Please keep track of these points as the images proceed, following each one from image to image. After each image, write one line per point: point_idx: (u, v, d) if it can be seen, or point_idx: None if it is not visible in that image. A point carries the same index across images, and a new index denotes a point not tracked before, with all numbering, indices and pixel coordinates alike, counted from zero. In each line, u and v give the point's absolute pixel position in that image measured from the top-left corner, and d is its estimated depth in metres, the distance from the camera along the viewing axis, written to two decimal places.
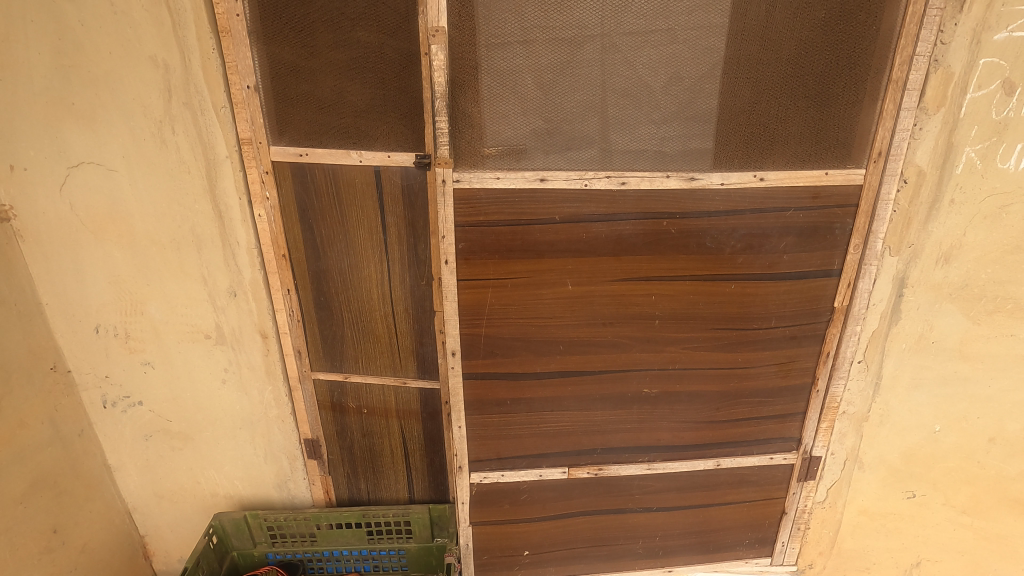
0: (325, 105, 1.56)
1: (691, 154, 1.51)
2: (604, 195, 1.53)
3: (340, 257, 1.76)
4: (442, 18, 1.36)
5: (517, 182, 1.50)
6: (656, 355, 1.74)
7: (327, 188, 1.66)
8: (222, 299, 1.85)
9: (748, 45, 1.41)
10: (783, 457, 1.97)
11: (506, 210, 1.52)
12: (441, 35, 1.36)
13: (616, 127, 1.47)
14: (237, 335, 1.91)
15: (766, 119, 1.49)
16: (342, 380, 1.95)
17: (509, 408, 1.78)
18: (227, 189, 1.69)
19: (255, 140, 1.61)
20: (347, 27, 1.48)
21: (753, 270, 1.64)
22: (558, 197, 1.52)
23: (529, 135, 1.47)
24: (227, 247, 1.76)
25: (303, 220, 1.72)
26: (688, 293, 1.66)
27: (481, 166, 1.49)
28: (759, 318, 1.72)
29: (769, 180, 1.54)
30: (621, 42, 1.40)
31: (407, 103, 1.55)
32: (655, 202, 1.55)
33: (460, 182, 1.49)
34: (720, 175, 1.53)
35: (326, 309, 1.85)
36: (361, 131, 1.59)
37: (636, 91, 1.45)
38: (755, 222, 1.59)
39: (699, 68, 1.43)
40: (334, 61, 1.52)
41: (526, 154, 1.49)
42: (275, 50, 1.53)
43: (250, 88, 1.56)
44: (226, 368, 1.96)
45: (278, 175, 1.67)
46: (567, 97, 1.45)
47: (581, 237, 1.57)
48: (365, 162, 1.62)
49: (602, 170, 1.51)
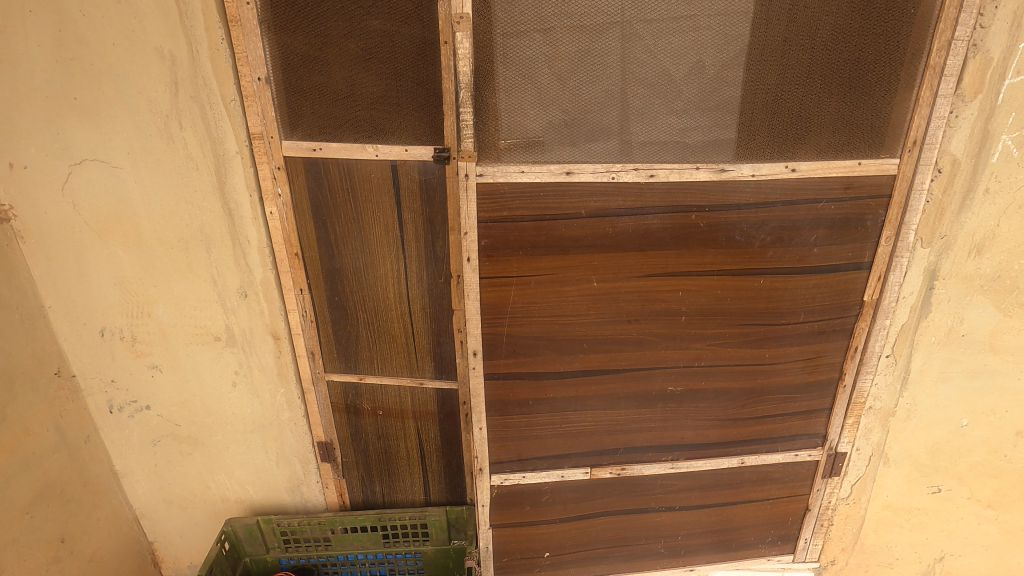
0: (340, 98, 1.50)
1: (719, 145, 1.45)
2: (632, 188, 1.47)
3: (355, 255, 1.70)
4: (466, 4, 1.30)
5: (543, 176, 1.44)
6: (682, 353, 1.70)
7: (341, 185, 1.60)
8: (232, 300, 1.79)
9: (776, 31, 1.36)
10: (808, 453, 1.93)
11: (530, 204, 1.46)
12: (466, 23, 1.31)
13: (642, 119, 1.42)
14: (248, 337, 1.86)
15: (796, 108, 1.44)
16: (357, 382, 1.90)
17: (531, 409, 1.73)
18: (237, 186, 1.62)
19: (266, 135, 1.55)
20: (361, 16, 1.42)
21: (783, 264, 1.59)
22: (584, 191, 1.46)
23: (553, 127, 1.41)
24: (238, 247, 1.71)
25: (316, 218, 1.66)
26: (715, 288, 1.61)
27: (503, 160, 1.43)
28: (787, 313, 1.66)
29: (802, 172, 1.49)
30: (644, 31, 1.34)
31: (425, 95, 1.49)
32: (684, 195, 1.49)
33: (483, 177, 1.43)
34: (751, 166, 1.47)
35: (340, 309, 1.79)
36: (375, 124, 1.53)
37: (661, 80, 1.39)
38: (786, 215, 1.53)
39: (728, 56, 1.38)
40: (347, 51, 1.46)
41: (550, 148, 1.43)
42: (285, 40, 1.46)
43: (261, 80, 1.49)
44: (237, 370, 1.92)
45: (290, 171, 1.60)
46: (591, 87, 1.39)
47: (608, 232, 1.51)
48: (381, 157, 1.56)
49: (629, 163, 1.45)
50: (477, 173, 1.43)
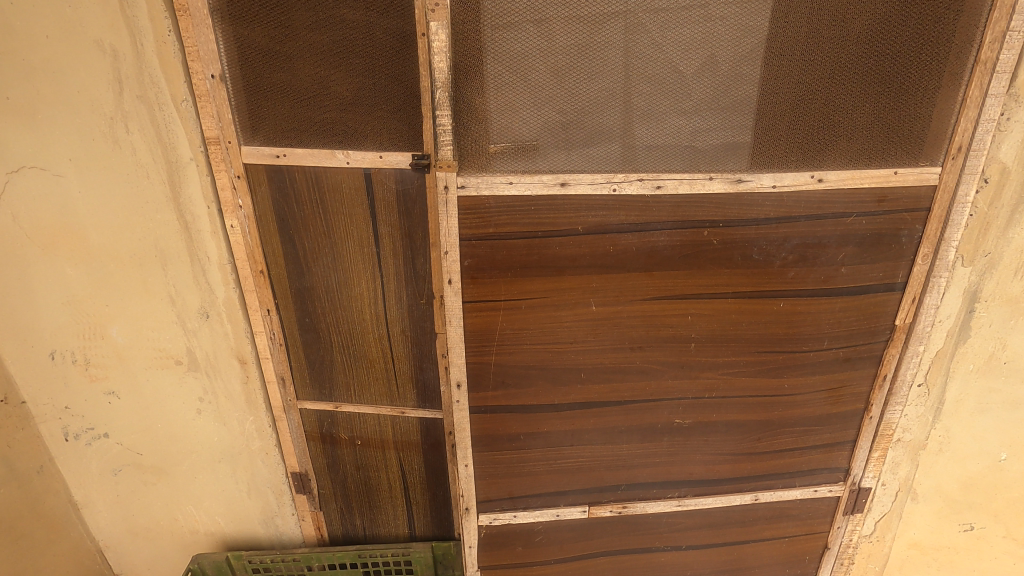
0: (305, 98, 1.32)
1: (736, 152, 1.27)
2: (636, 202, 1.28)
3: (326, 273, 1.52)
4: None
5: (534, 188, 1.26)
6: (691, 382, 1.52)
7: (309, 195, 1.43)
8: (192, 321, 1.62)
9: (804, 21, 1.18)
10: (829, 489, 1.75)
11: (520, 220, 1.28)
12: (443, 10, 1.14)
13: (647, 124, 1.24)
14: (212, 361, 1.69)
15: (824, 109, 1.25)
16: (332, 410, 1.73)
17: (522, 444, 1.55)
18: (194, 197, 1.45)
19: (223, 139, 1.37)
20: (326, 4, 1.24)
21: (807, 285, 1.41)
22: (581, 205, 1.28)
23: (545, 132, 1.24)
24: (196, 264, 1.53)
25: (283, 231, 1.48)
26: (729, 312, 1.43)
27: (488, 170, 1.25)
28: (809, 340, 1.48)
29: (829, 182, 1.30)
30: (651, 21, 1.16)
31: (401, 95, 1.31)
32: (695, 209, 1.30)
33: (465, 189, 1.25)
34: (772, 176, 1.29)
35: (312, 332, 1.61)
36: (345, 128, 1.35)
37: (670, 78, 1.21)
38: (811, 230, 1.35)
39: (746, 50, 1.19)
40: (312, 45, 1.28)
41: (541, 157, 1.25)
42: (241, 32, 1.27)
43: (214, 77, 1.31)
44: (202, 397, 1.75)
45: (252, 180, 1.42)
46: (589, 87, 1.21)
47: (609, 250, 1.32)
48: (353, 164, 1.38)
49: (632, 173, 1.27)
50: (459, 184, 1.24)
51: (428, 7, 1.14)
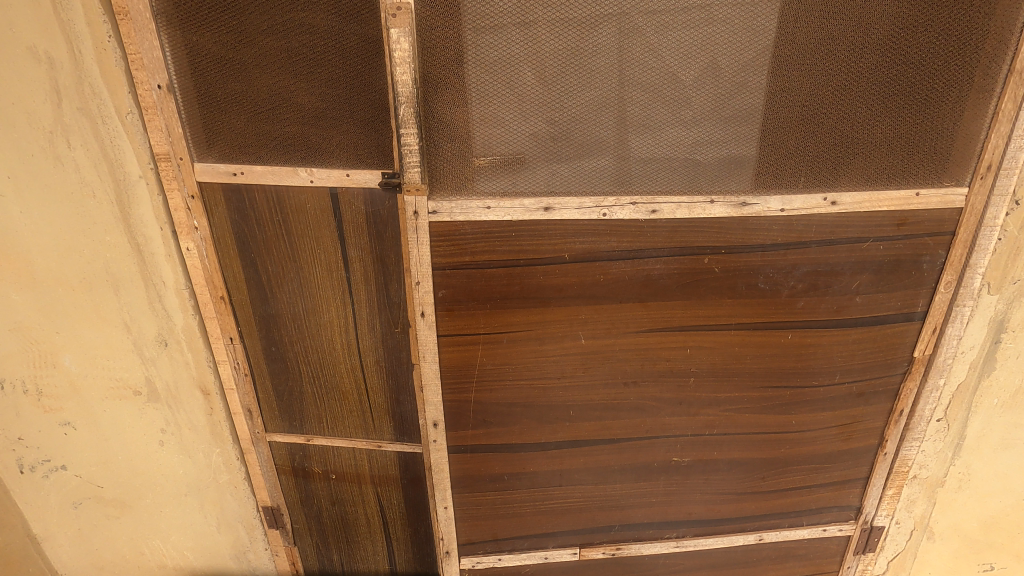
0: (263, 110, 1.20)
1: (741, 172, 1.14)
2: (628, 227, 1.16)
3: (292, 300, 1.40)
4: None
5: (514, 213, 1.14)
6: (690, 419, 1.39)
7: (271, 217, 1.30)
8: (150, 350, 1.50)
9: (818, 25, 1.05)
10: (839, 528, 1.62)
11: (499, 247, 1.16)
12: (405, 16, 1.02)
13: (641, 141, 1.12)
14: (173, 392, 1.56)
15: (840, 124, 1.12)
16: (303, 443, 1.61)
17: (506, 485, 1.43)
18: (145, 218, 1.33)
19: (174, 156, 1.25)
20: (283, 7, 1.11)
21: (817, 316, 1.28)
22: (566, 230, 1.16)
23: (526, 151, 1.11)
24: (151, 289, 1.41)
25: (243, 255, 1.35)
26: (732, 344, 1.30)
27: (463, 193, 1.13)
28: (820, 374, 1.36)
29: (844, 205, 1.17)
30: (646, 24, 1.04)
31: (367, 108, 1.19)
32: (693, 234, 1.18)
33: (437, 215, 1.14)
34: (780, 199, 1.16)
35: (279, 361, 1.49)
36: (308, 144, 1.22)
37: (668, 89, 1.08)
38: (823, 257, 1.22)
39: (753, 57, 1.06)
40: (268, 52, 1.15)
41: (523, 178, 1.13)
42: (189, 37, 1.15)
43: (161, 88, 1.18)
44: (163, 428, 1.62)
45: (208, 200, 1.30)
46: (575, 100, 1.08)
47: (598, 279, 1.20)
48: (318, 183, 1.25)
49: (624, 196, 1.14)
50: (429, 210, 1.13)
51: (388, 13, 1.02)
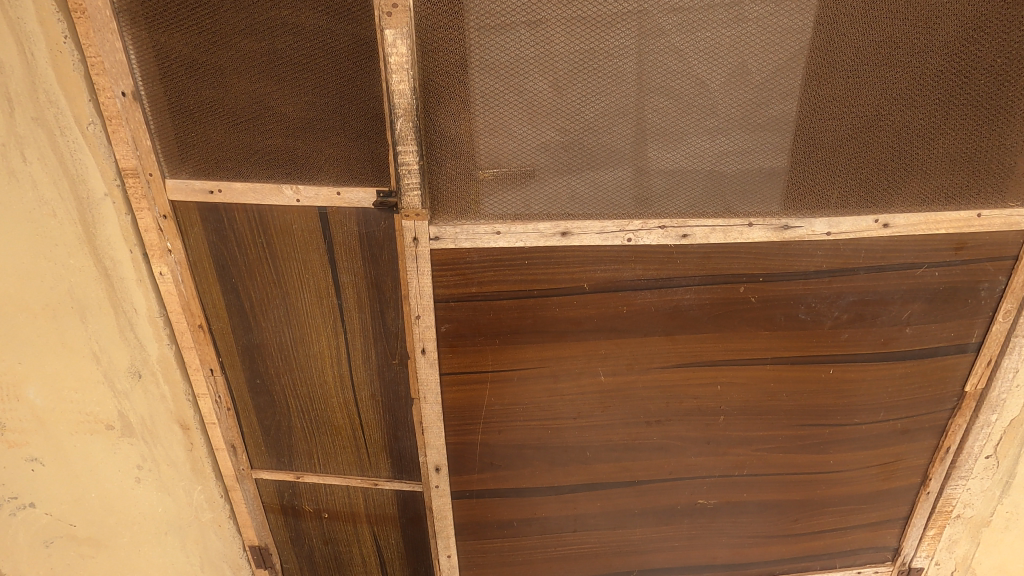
0: (242, 120, 1.06)
1: (782, 192, 1.02)
2: (655, 253, 1.05)
3: (279, 329, 1.26)
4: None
5: (528, 240, 1.03)
6: (718, 459, 1.26)
7: (253, 239, 1.16)
8: (121, 382, 1.35)
9: (874, 26, 0.92)
10: (874, 570, 1.49)
11: (509, 276, 1.06)
12: (402, 15, 0.90)
13: (664, 156, 0.99)
14: (149, 426, 1.42)
15: (897, 136, 0.99)
16: (293, 481, 1.48)
17: (515, 530, 1.30)
18: (112, 240, 1.19)
19: (142, 171, 1.11)
20: (263, 4, 0.97)
21: (862, 349, 1.15)
22: (586, 257, 1.05)
23: (535, 167, 0.98)
24: (121, 317, 1.27)
25: (223, 280, 1.22)
26: (768, 380, 1.17)
27: (469, 216, 1.02)
28: (861, 410, 1.23)
29: (897, 229, 1.05)
30: (673, 22, 0.90)
31: (359, 118, 1.05)
32: (729, 261, 1.06)
33: (440, 241, 1.03)
34: (826, 221, 1.03)
35: (265, 395, 1.36)
36: (294, 158, 1.09)
37: (698, 95, 0.95)
38: (870, 285, 1.09)
39: (794, 60, 0.93)
40: (246, 55, 1.01)
41: (532, 197, 1.01)
42: (157, 38, 1.01)
43: (125, 96, 1.04)
44: (140, 465, 1.46)
45: (183, 221, 1.16)
46: (591, 109, 0.95)
47: (620, 311, 1.09)
48: (305, 202, 1.12)
49: (652, 219, 1.03)
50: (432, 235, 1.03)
51: (384, 11, 0.90)
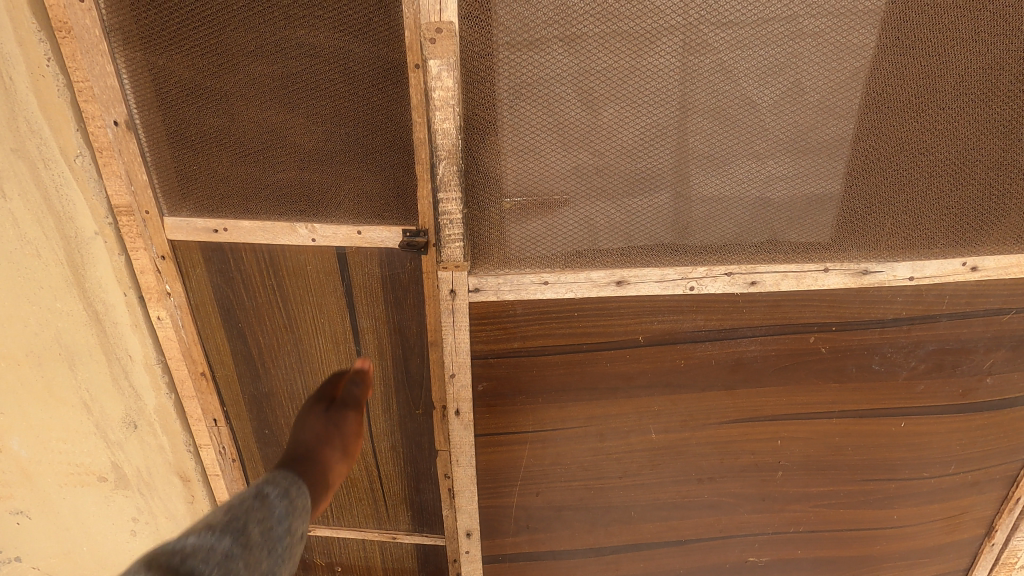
0: (250, 152, 0.94)
1: (863, 234, 0.91)
2: (719, 302, 0.95)
3: (289, 377, 1.14)
4: (448, 14, 0.79)
5: (580, 289, 0.93)
6: (772, 517, 1.15)
7: (262, 281, 1.04)
8: (115, 433, 1.23)
9: (974, 50, 0.81)
10: None
11: (556, 330, 0.97)
12: (447, 42, 0.79)
13: (710, 187, 0.88)
14: (146, 477, 1.29)
15: (996, 173, 0.88)
16: (304, 534, 1.36)
17: None
18: (105, 282, 1.06)
19: (138, 209, 0.98)
20: (275, 21, 0.85)
21: (938, 401, 1.06)
22: (642, 307, 0.95)
23: (566, 201, 0.88)
24: (115, 364, 1.15)
25: (229, 324, 1.10)
26: (833, 434, 1.07)
27: (510, 261, 0.91)
28: (930, 463, 1.12)
29: (984, 273, 0.94)
30: (726, 37, 0.79)
31: (383, 150, 0.93)
32: (799, 309, 0.96)
33: (480, 293, 0.93)
34: (909, 266, 0.93)
35: (274, 445, 1.24)
36: (308, 193, 0.97)
37: (755, 117, 0.84)
38: (951, 333, 1.00)
39: (856, 79, 0.82)
40: (255, 79, 0.89)
41: (565, 235, 0.90)
42: (154, 60, 0.88)
43: (117, 125, 0.92)
44: (135, 517, 1.34)
45: (184, 261, 1.04)
46: (628, 136, 0.84)
47: (676, 364, 1.00)
48: (322, 242, 1.00)
49: (716, 266, 0.93)
50: (472, 287, 0.92)
51: (426, 37, 0.79)
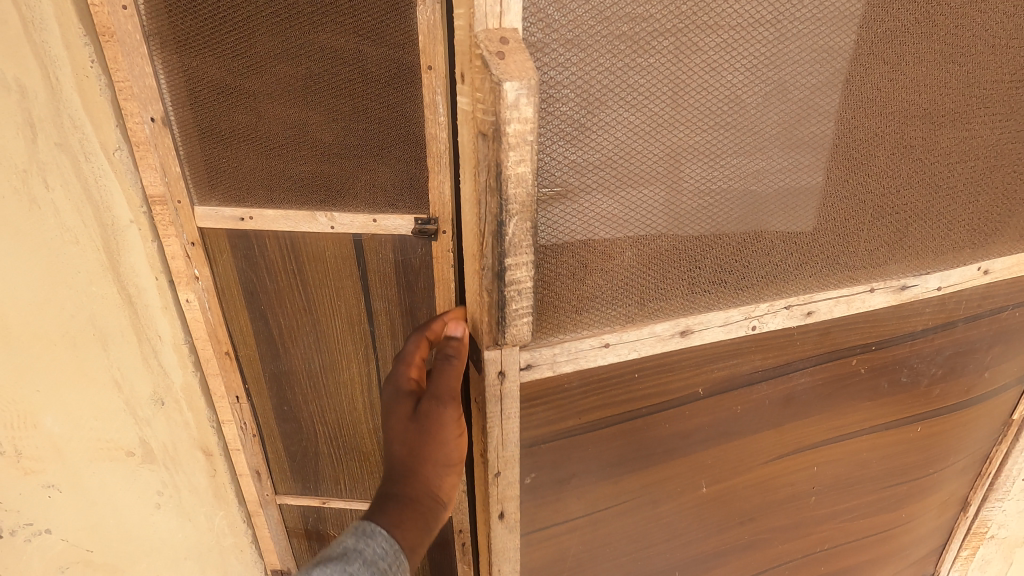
0: (274, 146, 1.02)
1: (901, 253, 0.88)
2: (778, 339, 0.90)
3: (308, 356, 1.23)
4: (509, 17, 0.62)
5: (644, 346, 0.83)
6: (801, 542, 1.15)
7: (285, 266, 1.13)
8: (145, 410, 1.30)
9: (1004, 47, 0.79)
10: None
11: (613, 392, 0.86)
12: (519, 56, 0.61)
13: (749, 178, 0.78)
14: (172, 453, 1.37)
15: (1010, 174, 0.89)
16: (319, 506, 1.46)
17: None
18: (137, 266, 1.15)
19: (170, 199, 1.07)
20: (300, 26, 0.94)
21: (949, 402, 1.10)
22: (702, 358, 0.88)
23: (605, 202, 0.74)
24: (145, 343, 1.23)
25: (252, 307, 1.19)
26: (864, 451, 1.08)
27: (566, 302, 0.77)
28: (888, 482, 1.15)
29: (994, 277, 0.96)
30: None
31: (397, 146, 1.02)
32: (849, 331, 0.93)
33: (533, 369, 0.79)
34: (939, 276, 0.91)
35: (292, 422, 1.34)
36: (329, 184, 1.05)
37: (789, 100, 0.75)
38: (966, 335, 1.03)
39: (902, 79, 0.76)
40: (282, 79, 0.97)
41: (586, 234, 0.75)
42: (189, 61, 0.97)
43: (154, 121, 1.00)
44: (160, 491, 1.41)
45: (212, 247, 1.12)
46: (663, 118, 0.72)
47: (734, 412, 0.94)
48: (340, 229, 1.08)
49: (769, 294, 0.86)
50: (522, 366, 0.78)
51: (491, 53, 0.61)
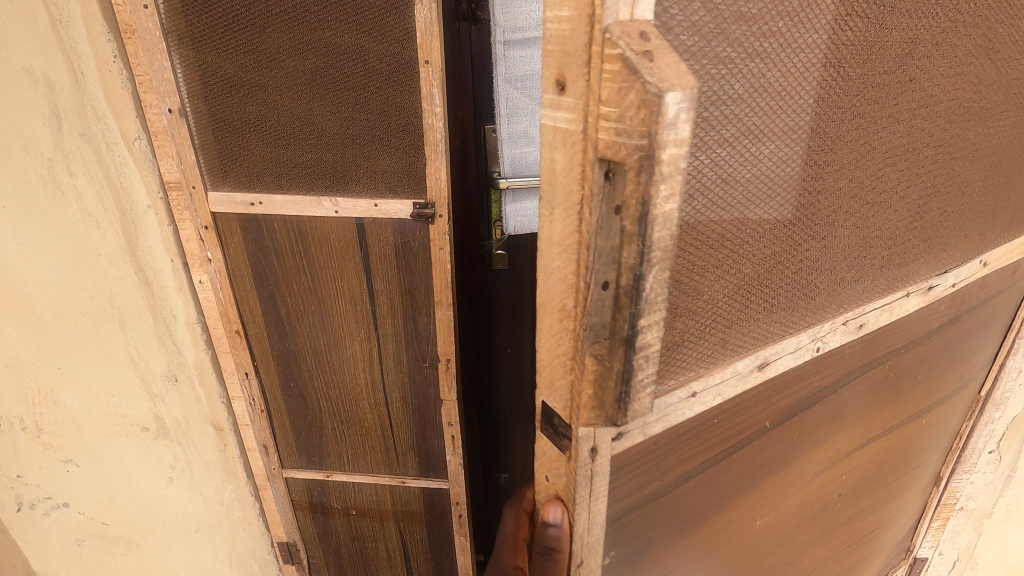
0: (283, 136, 1.10)
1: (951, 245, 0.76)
2: (835, 355, 0.71)
3: (313, 334, 1.32)
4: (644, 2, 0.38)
5: (725, 389, 0.60)
6: None
7: (292, 248, 1.21)
8: (159, 386, 1.32)
9: None
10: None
11: (680, 452, 0.60)
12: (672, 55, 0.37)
13: (880, 153, 0.60)
14: (185, 430, 1.39)
15: None
16: (323, 480, 1.53)
17: None
18: (154, 248, 1.19)
19: (186, 184, 1.15)
20: (307, 24, 1.01)
21: None
22: (773, 387, 0.66)
23: (731, 186, 0.50)
24: (160, 324, 1.26)
25: (261, 287, 1.28)
26: None
27: (675, 335, 0.52)
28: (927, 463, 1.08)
29: (991, 266, 0.85)
30: None
31: (396, 136, 1.10)
32: (884, 340, 0.77)
33: (623, 439, 0.53)
34: (956, 272, 0.79)
35: (298, 397, 1.42)
36: (334, 171, 1.13)
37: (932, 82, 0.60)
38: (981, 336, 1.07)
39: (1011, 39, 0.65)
40: (290, 73, 1.05)
41: (707, 252, 0.51)
42: (205, 57, 1.05)
43: (172, 112, 1.08)
44: (172, 466, 1.41)
45: (224, 231, 1.22)
46: (814, 61, 0.50)
47: (791, 442, 0.73)
48: (344, 214, 1.16)
49: (867, 304, 0.69)
50: (612, 436, 0.52)
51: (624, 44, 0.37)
